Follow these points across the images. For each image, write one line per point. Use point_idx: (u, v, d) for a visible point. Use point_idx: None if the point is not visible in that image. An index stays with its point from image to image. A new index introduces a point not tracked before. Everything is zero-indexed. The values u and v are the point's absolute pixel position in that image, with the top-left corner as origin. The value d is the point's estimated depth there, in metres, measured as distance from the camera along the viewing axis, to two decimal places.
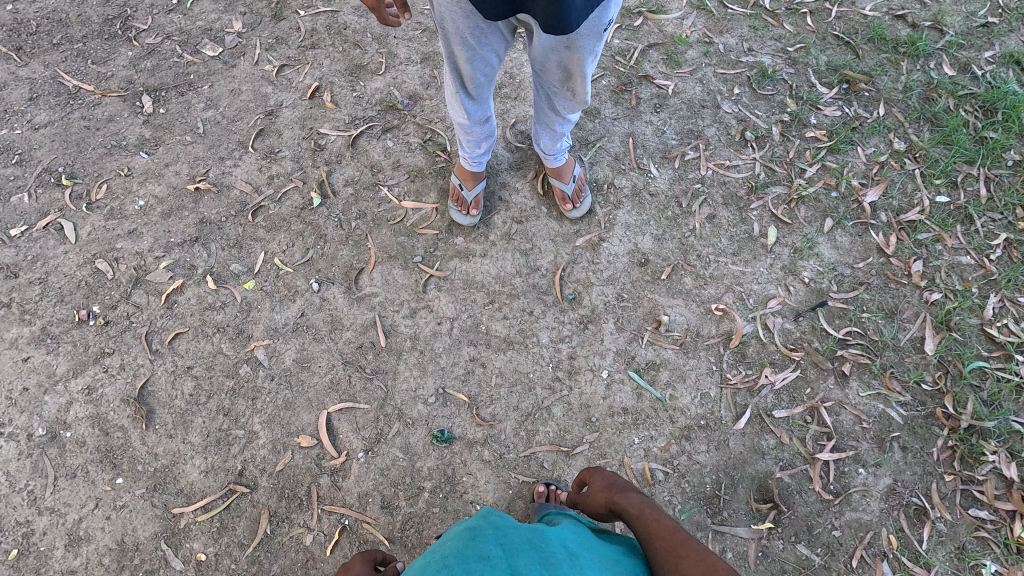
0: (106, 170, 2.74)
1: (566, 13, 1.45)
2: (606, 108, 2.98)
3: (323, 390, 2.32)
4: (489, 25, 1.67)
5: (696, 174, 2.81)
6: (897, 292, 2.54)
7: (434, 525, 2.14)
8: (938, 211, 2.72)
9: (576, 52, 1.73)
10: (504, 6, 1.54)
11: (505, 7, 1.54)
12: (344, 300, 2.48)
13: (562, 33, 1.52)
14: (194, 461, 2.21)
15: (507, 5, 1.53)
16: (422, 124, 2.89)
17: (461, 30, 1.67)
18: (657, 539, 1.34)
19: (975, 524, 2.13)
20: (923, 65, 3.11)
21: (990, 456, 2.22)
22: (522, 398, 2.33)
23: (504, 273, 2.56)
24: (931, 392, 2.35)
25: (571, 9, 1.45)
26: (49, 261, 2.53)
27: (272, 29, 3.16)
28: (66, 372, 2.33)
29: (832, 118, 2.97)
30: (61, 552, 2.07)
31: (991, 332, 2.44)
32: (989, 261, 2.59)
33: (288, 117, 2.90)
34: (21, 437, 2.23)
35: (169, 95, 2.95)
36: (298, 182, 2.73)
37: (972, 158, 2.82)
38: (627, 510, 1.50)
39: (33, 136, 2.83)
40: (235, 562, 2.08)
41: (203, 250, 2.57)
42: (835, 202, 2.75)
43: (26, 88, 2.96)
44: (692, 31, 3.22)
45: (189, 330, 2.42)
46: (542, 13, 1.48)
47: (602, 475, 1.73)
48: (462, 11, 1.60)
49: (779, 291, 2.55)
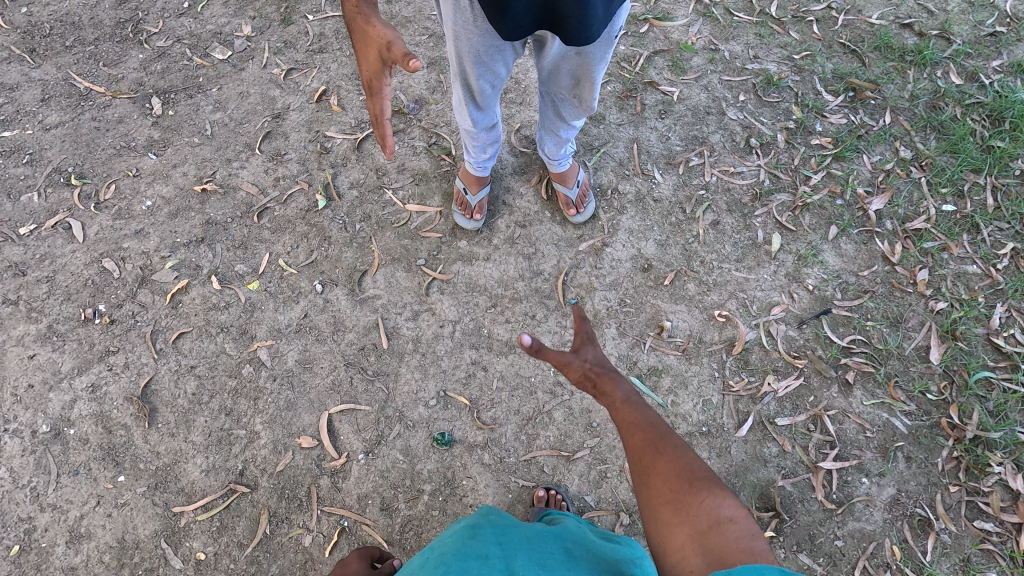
0: (115, 170, 2.78)
1: (588, 22, 1.51)
2: (611, 114, 2.99)
3: (325, 391, 2.33)
4: (503, 44, 1.72)
5: (701, 180, 2.81)
6: (902, 301, 2.53)
7: (433, 528, 2.13)
8: (944, 220, 2.70)
9: (587, 58, 1.75)
10: (526, 30, 1.57)
11: (528, 28, 1.56)
12: (347, 302, 2.49)
13: (582, 42, 1.58)
14: (196, 461, 2.22)
15: (528, 29, 1.57)
16: (427, 128, 2.91)
17: (474, 48, 1.70)
18: (659, 470, 1.04)
19: (981, 537, 2.11)
20: (930, 73, 3.10)
21: (996, 467, 2.20)
22: (523, 402, 2.32)
23: (507, 276, 2.56)
24: (936, 402, 2.33)
25: (592, 18, 1.51)
26: (57, 260, 2.56)
27: (280, 33, 3.19)
28: (71, 370, 2.35)
29: (837, 126, 2.97)
30: (62, 549, 2.08)
31: (997, 342, 2.42)
32: (996, 270, 2.57)
33: (295, 120, 2.93)
34: (25, 433, 2.25)
35: (179, 98, 2.98)
36: (303, 184, 2.75)
37: (978, 167, 2.81)
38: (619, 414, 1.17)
39: (44, 137, 2.87)
40: (234, 562, 2.08)
41: (209, 251, 2.59)
42: (840, 210, 2.74)
43: (39, 89, 3.00)
44: (698, 39, 3.23)
45: (193, 329, 2.43)
46: (565, 25, 1.53)
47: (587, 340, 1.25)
48: (478, 30, 1.64)
49: (783, 299, 2.54)
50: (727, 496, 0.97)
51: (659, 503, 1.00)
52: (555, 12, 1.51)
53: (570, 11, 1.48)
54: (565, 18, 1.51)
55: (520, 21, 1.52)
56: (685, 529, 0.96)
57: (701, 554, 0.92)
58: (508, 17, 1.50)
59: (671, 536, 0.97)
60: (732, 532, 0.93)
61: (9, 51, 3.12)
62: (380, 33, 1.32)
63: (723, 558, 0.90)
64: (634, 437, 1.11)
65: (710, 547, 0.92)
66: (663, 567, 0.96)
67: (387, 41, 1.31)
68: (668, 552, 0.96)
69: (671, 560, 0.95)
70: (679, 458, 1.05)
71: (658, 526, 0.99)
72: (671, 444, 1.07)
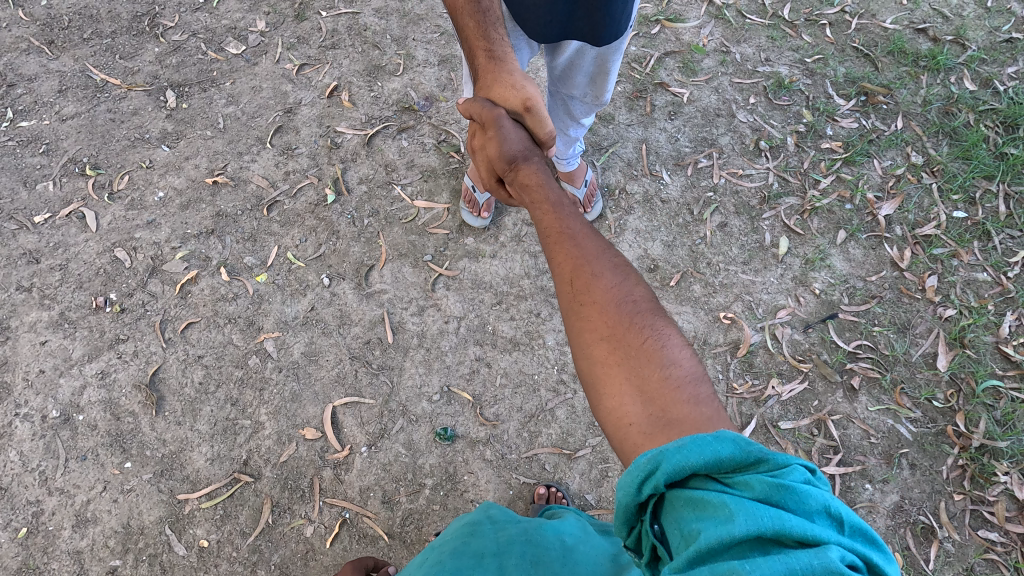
0: (129, 161, 2.82)
1: (614, 18, 1.61)
2: (621, 114, 2.99)
3: (330, 384, 2.35)
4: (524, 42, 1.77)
5: (709, 182, 2.81)
6: (910, 307, 2.51)
7: (434, 522, 2.15)
8: (954, 226, 2.68)
9: (605, 52, 1.77)
10: (553, 29, 1.62)
11: (554, 29, 1.63)
12: (354, 296, 2.51)
13: (608, 39, 1.67)
14: (201, 449, 2.25)
15: (556, 28, 1.62)
16: (436, 125, 2.93)
17: None
18: (594, 301, 0.97)
19: (984, 546, 2.09)
20: (944, 79, 3.08)
21: (1001, 477, 2.17)
22: (526, 399, 2.33)
23: (513, 274, 2.57)
24: (942, 410, 2.31)
25: (618, 16, 1.61)
26: (70, 249, 2.60)
27: (294, 29, 3.22)
28: (82, 356, 2.38)
29: (849, 130, 2.95)
30: (69, 532, 2.11)
31: (1006, 351, 2.39)
32: (1007, 278, 2.54)
33: (306, 115, 2.96)
34: (35, 418, 2.28)
35: (193, 91, 3.02)
36: (313, 179, 2.78)
37: (991, 173, 2.78)
38: (554, 233, 1.10)
39: (60, 127, 2.91)
40: (237, 550, 2.10)
41: (218, 242, 2.62)
42: (849, 214, 2.73)
43: (56, 80, 3.05)
44: (710, 40, 3.23)
45: (200, 319, 2.46)
46: (589, 24, 1.62)
47: (525, 148, 1.42)
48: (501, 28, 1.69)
49: (789, 302, 2.53)
50: (673, 338, 0.94)
51: (592, 340, 0.95)
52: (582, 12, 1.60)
53: (593, 10, 1.57)
54: (585, 19, 1.61)
55: (548, 19, 1.59)
56: (622, 376, 0.90)
57: (640, 403, 0.87)
58: (542, 8, 1.56)
59: (607, 377, 0.91)
60: (677, 382, 0.89)
61: (28, 42, 3.17)
62: (515, 89, 1.46)
63: (666, 412, 0.86)
64: (568, 262, 1.03)
65: (651, 396, 0.88)
66: (594, 407, 0.92)
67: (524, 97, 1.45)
68: (603, 394, 0.91)
69: (603, 403, 0.90)
70: (620, 290, 0.99)
71: (590, 362, 0.94)
72: (612, 269, 1.02)
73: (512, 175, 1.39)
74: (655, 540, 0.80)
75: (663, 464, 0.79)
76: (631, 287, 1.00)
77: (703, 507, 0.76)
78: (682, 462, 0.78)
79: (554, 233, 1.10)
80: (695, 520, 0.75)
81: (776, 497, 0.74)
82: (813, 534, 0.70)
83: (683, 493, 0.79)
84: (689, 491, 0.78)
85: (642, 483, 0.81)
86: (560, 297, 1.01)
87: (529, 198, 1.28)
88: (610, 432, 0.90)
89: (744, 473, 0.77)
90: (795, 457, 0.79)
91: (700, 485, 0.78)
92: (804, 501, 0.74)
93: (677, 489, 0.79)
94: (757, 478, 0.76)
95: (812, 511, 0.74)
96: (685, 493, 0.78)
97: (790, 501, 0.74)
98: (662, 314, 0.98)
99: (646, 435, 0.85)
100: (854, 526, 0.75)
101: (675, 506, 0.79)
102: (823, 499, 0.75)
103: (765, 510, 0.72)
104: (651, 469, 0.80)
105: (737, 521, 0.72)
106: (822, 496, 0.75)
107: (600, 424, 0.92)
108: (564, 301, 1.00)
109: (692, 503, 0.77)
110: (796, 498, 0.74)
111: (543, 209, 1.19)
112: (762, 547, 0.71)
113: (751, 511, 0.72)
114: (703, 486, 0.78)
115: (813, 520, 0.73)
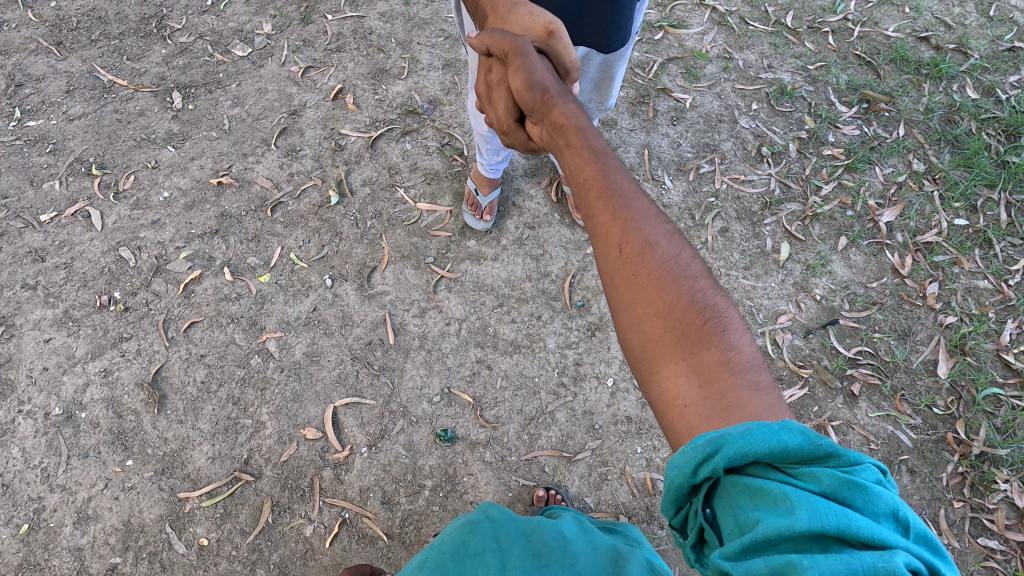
0: (135, 161, 2.84)
1: (620, 24, 1.63)
2: (623, 119, 3.00)
3: (331, 384, 2.36)
4: None
5: (711, 188, 2.82)
6: (911, 314, 2.51)
7: (433, 523, 2.15)
8: (956, 234, 2.68)
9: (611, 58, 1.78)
10: None
11: None
12: (356, 298, 2.52)
13: (614, 45, 1.70)
14: (202, 448, 2.26)
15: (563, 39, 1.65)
16: (440, 128, 2.95)
17: None
18: (650, 274, 0.96)
19: (984, 554, 2.09)
20: (946, 87, 3.09)
21: (1002, 484, 2.17)
22: (526, 402, 2.34)
23: (514, 277, 2.58)
24: (942, 417, 2.31)
25: (623, 21, 1.63)
26: (75, 247, 2.62)
27: (299, 32, 3.25)
28: (85, 354, 2.40)
29: (851, 137, 2.96)
30: (70, 529, 2.12)
31: (1007, 358, 2.39)
32: (1008, 286, 2.55)
33: (310, 117, 2.98)
34: (38, 415, 2.30)
35: (199, 93, 3.04)
36: (317, 181, 2.79)
37: (992, 182, 2.78)
38: (597, 185, 1.06)
39: (67, 127, 2.94)
40: (236, 549, 2.11)
41: (222, 242, 2.64)
42: (851, 220, 2.74)
43: (64, 80, 3.08)
44: (713, 47, 3.25)
45: (204, 319, 2.47)
46: (595, 32, 1.64)
47: (552, 79, 1.34)
48: None
49: (790, 308, 2.53)
50: (733, 320, 0.94)
51: (647, 315, 0.94)
52: (585, 21, 1.61)
53: (600, 9, 1.57)
54: (593, 25, 1.62)
55: None
56: (681, 355, 0.90)
57: (697, 384, 0.88)
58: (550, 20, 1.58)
59: (663, 354, 0.91)
60: (738, 366, 0.89)
61: (37, 43, 3.20)
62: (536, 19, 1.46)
63: (724, 396, 0.86)
64: (617, 227, 1.00)
65: (709, 377, 0.88)
66: (647, 387, 0.93)
67: (545, 24, 1.45)
68: (656, 374, 0.91)
69: (657, 381, 0.91)
70: (677, 265, 0.98)
71: (643, 338, 0.93)
72: (667, 241, 1.00)
73: (541, 108, 1.29)
74: (705, 522, 0.81)
75: (725, 448, 0.79)
76: (687, 262, 1.00)
77: (763, 496, 0.77)
78: (746, 448, 0.78)
79: (597, 187, 1.06)
80: (753, 509, 0.77)
81: (844, 494, 0.75)
82: (880, 536, 0.72)
83: (741, 479, 0.79)
84: (747, 478, 0.79)
85: (698, 465, 0.81)
86: (609, 264, 0.99)
87: (565, 141, 1.19)
88: (662, 410, 0.90)
89: (810, 466, 0.78)
90: (868, 457, 0.79)
91: (760, 474, 0.79)
92: (873, 503, 0.75)
93: (734, 475, 0.80)
94: (826, 473, 0.77)
95: (880, 513, 0.75)
96: (744, 480, 0.79)
97: (859, 499, 0.75)
98: (721, 293, 0.98)
99: (703, 418, 0.86)
100: (920, 533, 0.76)
101: (731, 492, 0.79)
102: (892, 503, 0.76)
103: (831, 507, 0.74)
104: (709, 452, 0.80)
105: (801, 514, 0.73)
106: (892, 499, 0.77)
107: (652, 399, 0.92)
108: (615, 271, 0.98)
109: (752, 491, 0.78)
110: (864, 499, 0.75)
111: (580, 154, 1.14)
112: (821, 543, 0.73)
113: (816, 505, 0.74)
114: (763, 475, 0.79)
115: (879, 521, 0.75)
